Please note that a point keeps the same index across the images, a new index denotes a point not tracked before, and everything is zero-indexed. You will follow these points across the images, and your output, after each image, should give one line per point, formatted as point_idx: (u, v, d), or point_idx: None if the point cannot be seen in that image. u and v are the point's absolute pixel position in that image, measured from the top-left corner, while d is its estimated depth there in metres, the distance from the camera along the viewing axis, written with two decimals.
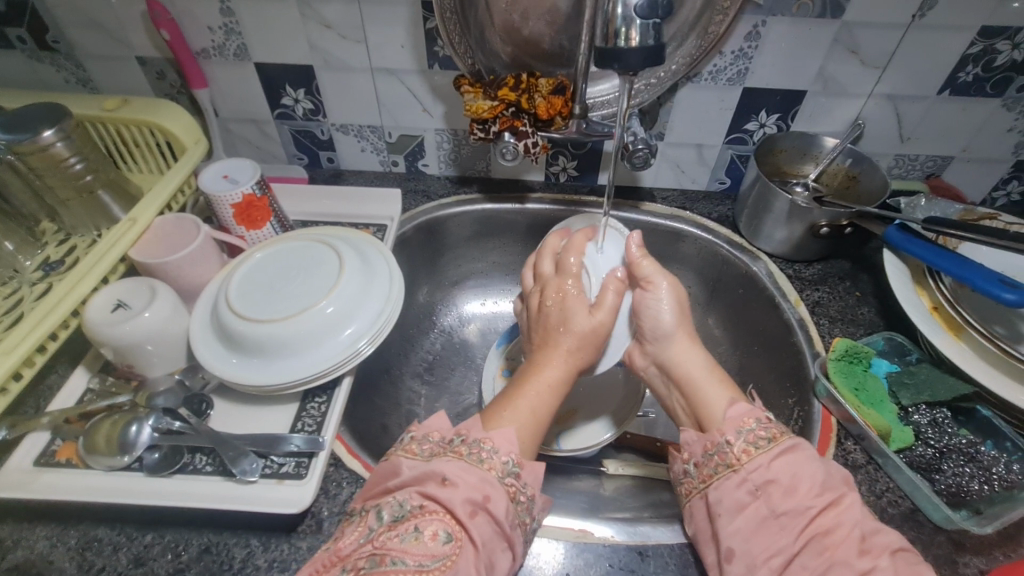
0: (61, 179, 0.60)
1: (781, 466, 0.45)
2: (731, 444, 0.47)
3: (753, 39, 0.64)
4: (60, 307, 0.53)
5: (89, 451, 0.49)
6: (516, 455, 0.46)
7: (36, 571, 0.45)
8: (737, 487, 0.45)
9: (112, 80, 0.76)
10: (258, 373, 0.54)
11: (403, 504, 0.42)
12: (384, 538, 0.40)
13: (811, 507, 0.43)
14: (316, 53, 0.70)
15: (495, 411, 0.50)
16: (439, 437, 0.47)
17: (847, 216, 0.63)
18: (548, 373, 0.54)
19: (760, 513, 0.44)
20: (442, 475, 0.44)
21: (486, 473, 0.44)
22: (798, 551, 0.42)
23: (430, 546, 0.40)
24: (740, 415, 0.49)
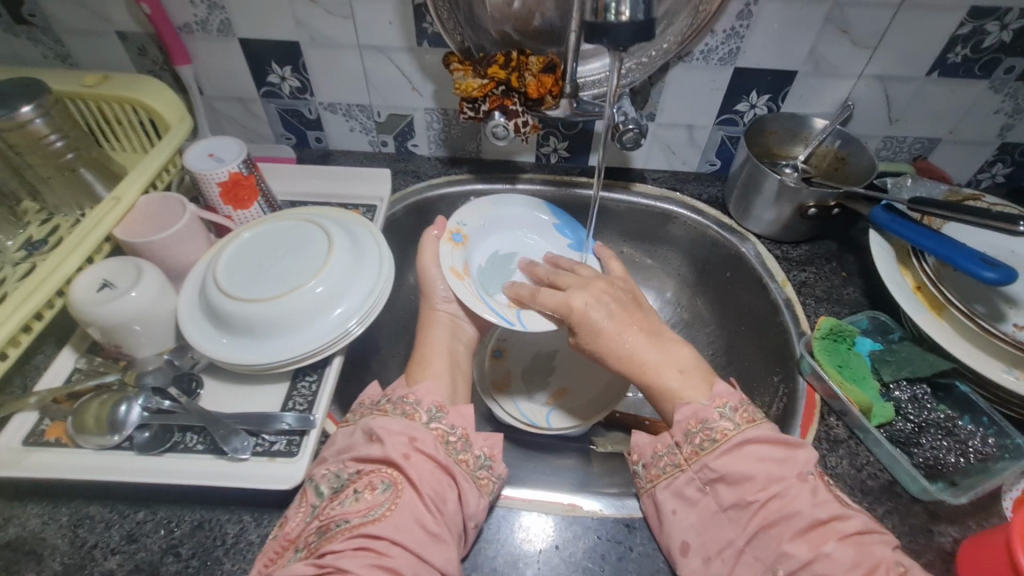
0: (43, 157, 0.59)
1: (725, 462, 0.45)
2: (680, 448, 0.48)
3: (745, 18, 0.64)
4: (45, 286, 0.52)
5: (78, 430, 0.49)
6: (439, 402, 0.50)
7: (30, 548, 0.45)
8: (686, 483, 0.46)
9: (92, 57, 0.74)
10: (247, 352, 0.54)
11: (340, 476, 0.46)
12: (327, 509, 0.43)
13: (754, 501, 0.43)
14: (302, 28, 0.69)
15: (417, 369, 0.57)
16: (368, 401, 0.52)
17: (834, 197, 0.64)
18: (435, 343, 0.61)
19: (710, 508, 0.45)
20: (370, 431, 0.48)
21: (411, 422, 0.48)
22: (747, 542, 0.43)
23: (370, 498, 0.43)
24: (686, 417, 0.49)
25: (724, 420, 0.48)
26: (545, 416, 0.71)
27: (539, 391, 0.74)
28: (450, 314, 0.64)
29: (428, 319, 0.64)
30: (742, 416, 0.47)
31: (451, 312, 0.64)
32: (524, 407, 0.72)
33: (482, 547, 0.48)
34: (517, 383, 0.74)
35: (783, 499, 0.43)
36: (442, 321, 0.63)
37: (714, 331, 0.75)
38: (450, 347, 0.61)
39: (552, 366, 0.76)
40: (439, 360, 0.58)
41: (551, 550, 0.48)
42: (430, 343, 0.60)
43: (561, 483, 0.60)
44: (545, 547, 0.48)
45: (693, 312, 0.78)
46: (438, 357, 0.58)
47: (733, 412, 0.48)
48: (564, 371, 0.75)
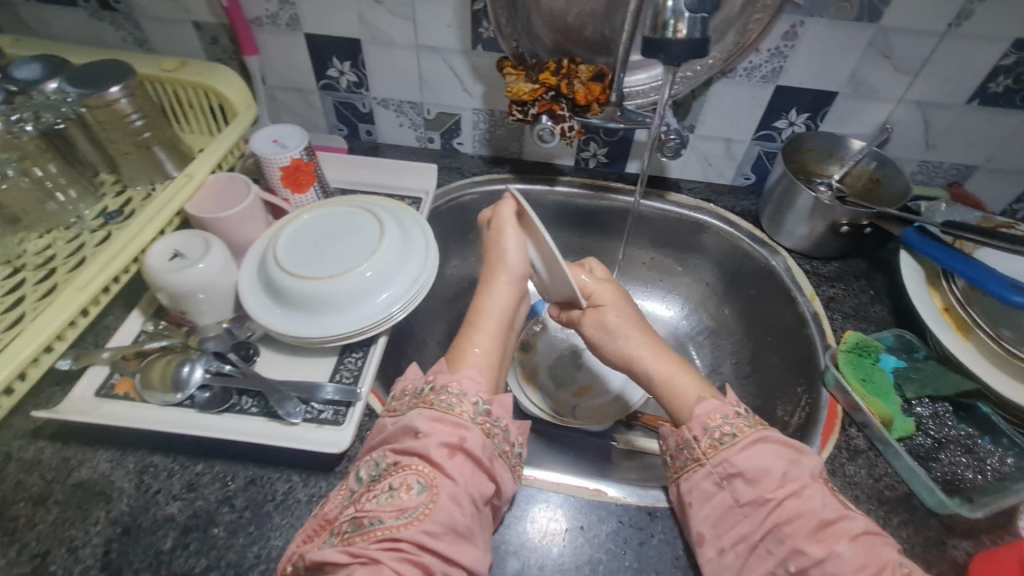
0: (122, 133, 0.64)
1: (747, 458, 0.47)
2: (698, 440, 0.49)
3: (790, 38, 0.66)
4: (124, 253, 0.56)
5: (146, 386, 0.53)
6: (484, 395, 0.51)
7: (100, 488, 0.49)
8: (704, 478, 0.48)
9: (168, 43, 0.79)
10: (284, 322, 0.58)
11: (378, 464, 0.47)
12: (364, 501, 0.44)
13: (772, 499, 0.45)
14: (365, 27, 0.73)
15: (458, 354, 0.55)
16: (411, 389, 0.52)
17: (867, 217, 0.66)
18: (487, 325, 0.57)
19: (726, 502, 0.47)
20: (414, 428, 0.48)
21: (457, 419, 0.48)
22: (761, 537, 0.45)
23: (406, 498, 0.44)
24: (707, 411, 0.50)
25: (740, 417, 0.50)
26: (572, 409, 0.74)
27: (567, 385, 0.76)
28: (516, 291, 0.60)
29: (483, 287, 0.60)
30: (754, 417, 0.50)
31: (509, 283, 0.59)
32: (551, 399, 0.75)
33: (510, 523, 0.51)
34: (546, 375, 0.76)
35: (800, 497, 0.44)
36: (501, 296, 0.59)
37: (739, 341, 0.77)
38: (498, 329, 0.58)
39: (580, 361, 0.76)
40: (487, 344, 0.56)
41: (576, 530, 0.50)
42: (481, 325, 0.58)
43: (584, 472, 0.63)
44: (570, 527, 0.51)
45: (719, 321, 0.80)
46: (487, 341, 0.56)
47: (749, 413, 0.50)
48: (593, 366, 0.76)
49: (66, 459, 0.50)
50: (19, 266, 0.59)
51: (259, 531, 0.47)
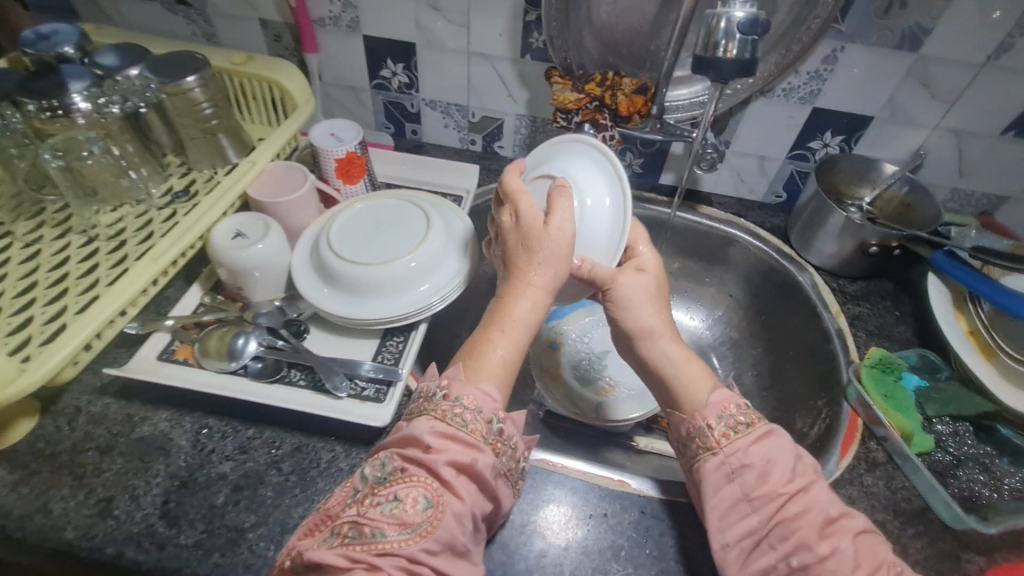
0: (193, 120, 0.68)
1: (758, 451, 0.46)
2: (711, 428, 0.47)
3: (830, 62, 0.68)
4: (192, 230, 0.61)
5: (204, 354, 0.57)
6: (500, 413, 0.44)
7: (160, 444, 0.53)
8: (715, 471, 0.46)
9: (234, 38, 0.85)
10: (323, 296, 0.62)
11: (384, 466, 0.41)
12: (366, 506, 0.39)
13: (782, 493, 0.44)
14: (421, 31, 0.77)
15: (474, 367, 0.46)
16: (424, 393, 0.46)
17: (897, 238, 0.68)
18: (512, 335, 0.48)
19: (734, 495, 0.45)
20: (425, 441, 0.41)
21: (472, 438, 0.42)
22: (768, 531, 0.44)
23: (409, 512, 0.38)
24: (722, 400, 0.49)
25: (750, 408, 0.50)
26: (594, 408, 0.75)
27: (591, 384, 0.78)
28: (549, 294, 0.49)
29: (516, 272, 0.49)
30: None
31: (548, 281, 0.49)
32: (574, 397, 0.77)
33: (536, 506, 0.53)
34: (571, 373, 0.79)
35: (809, 494, 0.44)
36: (537, 297, 0.49)
37: (762, 353, 0.79)
38: (523, 340, 0.48)
39: (604, 362, 0.80)
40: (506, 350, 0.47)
41: (599, 517, 0.53)
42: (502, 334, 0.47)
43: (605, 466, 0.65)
44: (593, 514, 0.53)
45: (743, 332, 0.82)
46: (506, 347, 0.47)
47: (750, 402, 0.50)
48: (616, 367, 0.80)
49: (130, 415, 0.54)
50: (93, 236, 0.63)
51: (303, 494, 0.50)
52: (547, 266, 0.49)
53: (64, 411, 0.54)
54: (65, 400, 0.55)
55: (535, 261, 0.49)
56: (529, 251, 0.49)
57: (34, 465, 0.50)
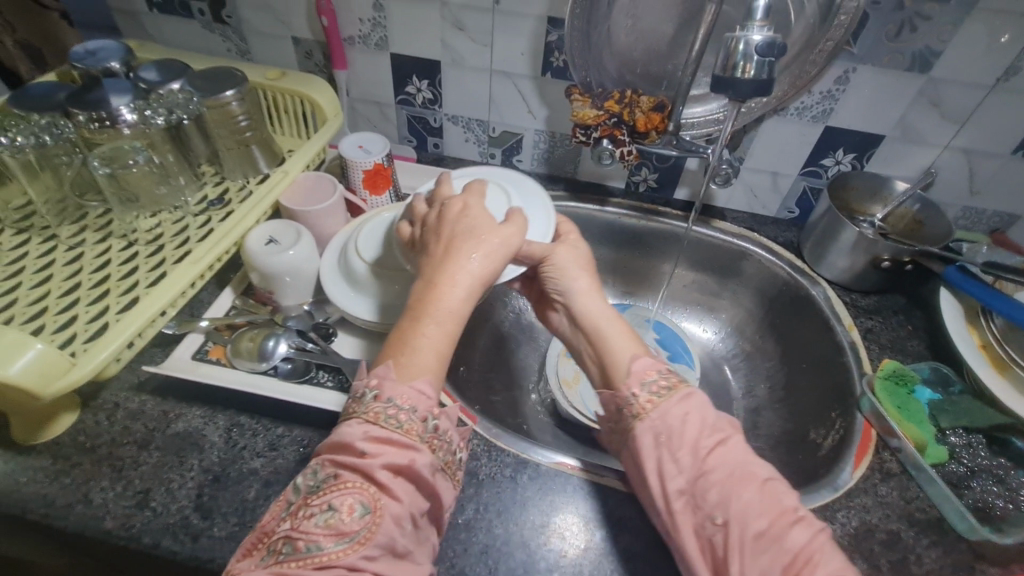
0: (229, 131, 0.72)
1: (680, 408, 0.47)
2: (636, 396, 0.48)
3: (842, 83, 0.70)
4: (229, 236, 0.64)
5: (236, 355, 0.60)
6: (434, 408, 0.44)
7: (194, 440, 0.55)
8: (644, 437, 0.47)
9: (266, 54, 0.89)
10: (349, 301, 0.64)
11: (316, 474, 0.41)
12: (301, 518, 0.39)
13: (703, 447, 0.45)
14: (445, 49, 0.81)
15: (404, 359, 0.44)
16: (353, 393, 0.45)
17: (909, 254, 0.69)
18: (448, 319, 0.46)
19: (661, 458, 0.46)
20: (357, 446, 0.41)
21: (407, 438, 0.42)
22: (691, 487, 0.44)
23: (345, 521, 0.38)
24: (643, 367, 0.49)
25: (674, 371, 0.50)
26: None
27: None
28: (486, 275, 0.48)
29: (456, 254, 0.48)
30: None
31: (486, 265, 0.49)
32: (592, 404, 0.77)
33: (557, 507, 0.54)
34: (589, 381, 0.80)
35: (726, 446, 0.45)
36: (470, 279, 0.48)
37: (775, 366, 0.80)
38: (454, 327, 0.47)
39: None
40: (436, 336, 0.45)
41: (618, 520, 0.54)
42: (432, 317, 0.46)
43: None
44: (613, 516, 0.54)
45: (757, 344, 0.84)
46: (437, 332, 0.46)
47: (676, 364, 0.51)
48: None
49: (165, 412, 0.57)
50: (132, 240, 0.66)
51: None
52: (494, 246, 0.49)
53: (103, 407, 0.57)
54: (104, 396, 0.57)
55: (483, 244, 0.49)
56: (467, 228, 0.50)
57: (75, 457, 0.53)
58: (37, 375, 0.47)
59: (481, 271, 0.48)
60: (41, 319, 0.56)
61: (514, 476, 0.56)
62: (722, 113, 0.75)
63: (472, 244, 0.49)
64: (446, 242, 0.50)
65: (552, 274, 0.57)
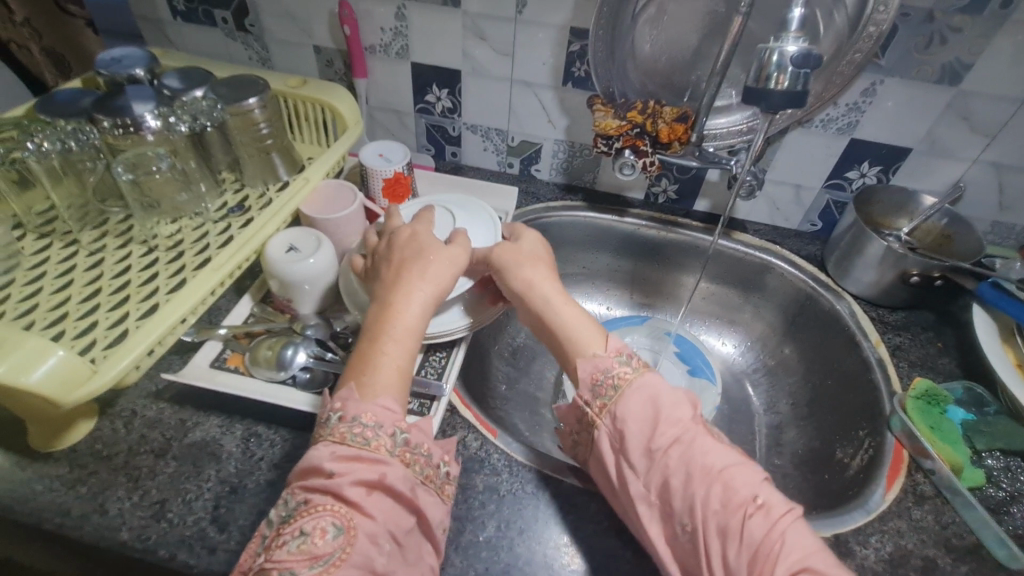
0: (250, 139, 0.72)
1: (631, 408, 0.48)
2: (590, 405, 0.51)
3: (869, 95, 0.69)
4: (250, 244, 0.64)
5: (254, 363, 0.59)
6: (400, 423, 0.46)
7: (211, 450, 0.54)
8: (603, 442, 0.49)
9: (287, 62, 0.89)
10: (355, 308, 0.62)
11: (288, 503, 0.42)
12: (275, 547, 0.39)
13: (658, 449, 0.46)
14: (466, 59, 0.80)
15: (366, 376, 0.48)
16: (322, 418, 0.46)
17: (939, 269, 0.68)
18: (405, 337, 0.51)
19: (624, 466, 0.48)
20: (325, 469, 0.42)
21: (375, 454, 0.43)
22: (655, 493, 0.46)
23: (318, 544, 0.39)
24: (591, 370, 0.51)
25: (622, 366, 0.51)
26: None
27: None
28: (432, 294, 0.54)
29: (406, 279, 0.54)
30: (638, 362, 0.52)
31: (434, 281, 0.54)
32: None
33: (581, 525, 0.53)
34: None
35: (684, 445, 0.45)
36: (418, 298, 0.53)
37: (798, 381, 0.79)
38: (411, 342, 0.51)
39: None
40: (395, 352, 0.50)
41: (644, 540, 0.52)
42: (387, 336, 0.50)
43: None
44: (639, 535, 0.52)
45: (779, 359, 0.82)
46: (394, 349, 0.50)
47: (629, 359, 0.52)
48: None
49: (183, 420, 0.56)
50: (153, 246, 0.66)
51: None
52: (440, 267, 0.55)
53: (121, 414, 0.56)
54: (122, 403, 0.57)
55: (429, 266, 0.55)
56: (416, 250, 0.56)
57: (92, 465, 0.52)
58: (58, 383, 0.47)
59: (428, 290, 0.53)
60: (62, 325, 0.56)
61: (535, 492, 0.55)
62: (747, 124, 0.74)
63: (418, 267, 0.54)
64: (397, 267, 0.55)
65: (503, 269, 0.60)
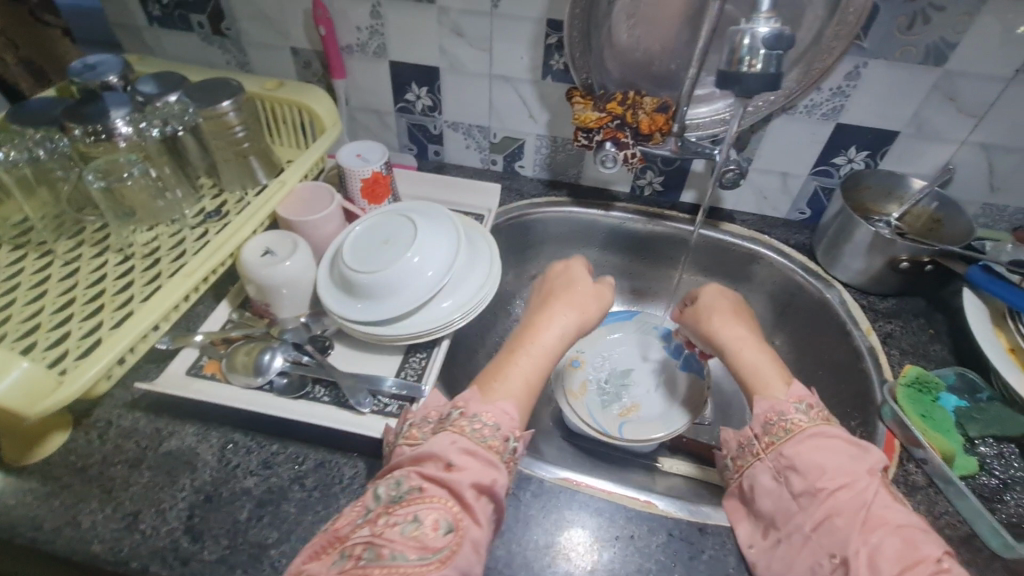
0: (226, 142, 0.71)
1: (805, 454, 0.47)
2: (758, 438, 0.51)
3: (853, 78, 0.68)
4: (223, 250, 0.63)
5: (231, 369, 0.58)
6: (516, 431, 0.48)
7: (186, 458, 0.53)
8: (764, 472, 0.49)
9: (265, 65, 0.88)
10: (356, 310, 0.62)
11: (400, 485, 0.43)
12: (381, 525, 0.40)
13: (824, 489, 0.45)
14: (444, 56, 0.79)
15: (489, 381, 0.52)
16: (434, 414, 0.49)
17: (929, 254, 0.66)
18: (539, 363, 0.54)
19: (781, 496, 0.48)
20: (446, 460, 0.44)
21: (490, 456, 0.45)
22: (811, 529, 0.45)
23: (430, 535, 0.40)
24: (764, 409, 0.51)
25: (798, 413, 0.50)
26: (618, 426, 0.73)
27: (614, 403, 0.77)
28: (573, 321, 0.59)
29: (553, 303, 0.59)
30: (818, 413, 0.50)
31: (581, 314, 0.59)
32: (597, 417, 0.74)
33: (562, 526, 0.52)
34: (593, 392, 0.77)
35: (853, 490, 0.45)
36: (558, 330, 0.57)
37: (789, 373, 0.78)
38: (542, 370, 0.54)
39: (627, 381, 0.79)
40: (522, 370, 0.53)
41: (627, 539, 0.51)
42: (517, 354, 0.54)
43: None
44: (620, 534, 0.51)
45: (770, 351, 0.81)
46: (523, 367, 0.53)
47: (809, 409, 0.51)
48: (640, 386, 0.78)
49: (159, 429, 0.55)
50: (129, 255, 0.65)
51: (326, 511, 0.50)
52: (588, 303, 0.60)
53: (96, 424, 0.55)
54: (97, 414, 0.56)
55: (580, 298, 0.60)
56: (566, 280, 0.62)
57: (65, 478, 0.51)
58: (23, 394, 0.46)
59: (569, 321, 0.58)
60: (34, 336, 0.55)
61: (517, 492, 0.54)
62: (727, 113, 0.73)
63: (576, 297, 0.60)
64: (546, 293, 0.62)
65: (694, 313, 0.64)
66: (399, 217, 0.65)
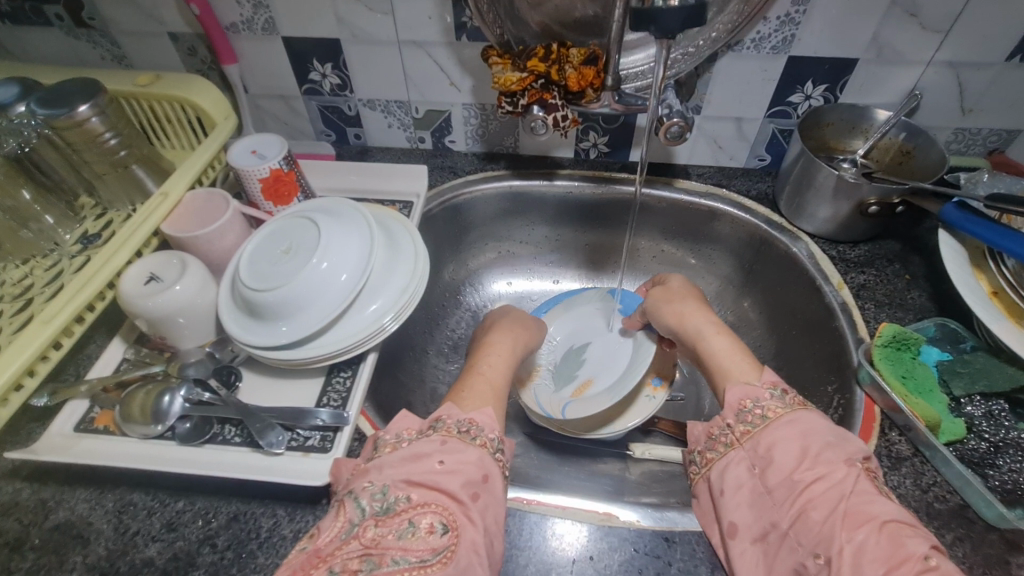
0: (97, 154, 0.61)
1: (783, 447, 0.43)
2: (732, 426, 0.46)
3: (801, 2, 0.60)
4: (93, 281, 0.53)
5: (125, 419, 0.50)
6: (500, 433, 0.47)
7: (77, 532, 0.47)
8: (739, 464, 0.44)
9: (145, 56, 0.77)
10: (278, 336, 0.53)
11: (385, 496, 0.40)
12: (373, 535, 0.38)
13: (800, 481, 0.41)
14: (342, 25, 0.69)
15: (461, 394, 0.51)
16: (414, 430, 0.45)
17: (899, 194, 0.59)
18: (492, 374, 0.55)
19: (757, 491, 0.43)
20: (438, 459, 0.42)
21: (482, 451, 0.44)
22: (790, 525, 0.40)
23: (429, 540, 0.38)
24: (738, 397, 0.47)
25: (773, 398, 0.46)
26: (562, 407, 0.67)
27: (565, 383, 0.70)
28: (511, 337, 0.63)
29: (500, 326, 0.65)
30: (793, 398, 0.46)
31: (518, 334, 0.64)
32: (542, 398, 0.69)
33: (514, 554, 0.47)
34: (545, 376, 0.72)
35: (829, 480, 0.40)
36: (502, 345, 0.61)
37: (761, 336, 0.73)
38: (497, 380, 0.55)
39: (581, 355, 0.72)
40: (480, 381, 0.54)
41: (585, 561, 0.46)
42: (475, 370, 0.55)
43: (598, 488, 0.59)
44: (578, 557, 0.46)
45: (739, 314, 0.76)
46: (481, 378, 0.54)
47: (784, 394, 0.46)
48: (593, 359, 0.71)
49: (44, 501, 0.48)
50: None
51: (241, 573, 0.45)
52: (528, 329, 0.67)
53: None
54: None
55: (520, 322, 0.67)
56: (510, 313, 0.70)
57: None
58: None
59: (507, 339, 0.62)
60: None
61: None
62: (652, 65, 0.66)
63: (514, 324, 0.66)
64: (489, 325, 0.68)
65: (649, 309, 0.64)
66: (298, 222, 0.57)
